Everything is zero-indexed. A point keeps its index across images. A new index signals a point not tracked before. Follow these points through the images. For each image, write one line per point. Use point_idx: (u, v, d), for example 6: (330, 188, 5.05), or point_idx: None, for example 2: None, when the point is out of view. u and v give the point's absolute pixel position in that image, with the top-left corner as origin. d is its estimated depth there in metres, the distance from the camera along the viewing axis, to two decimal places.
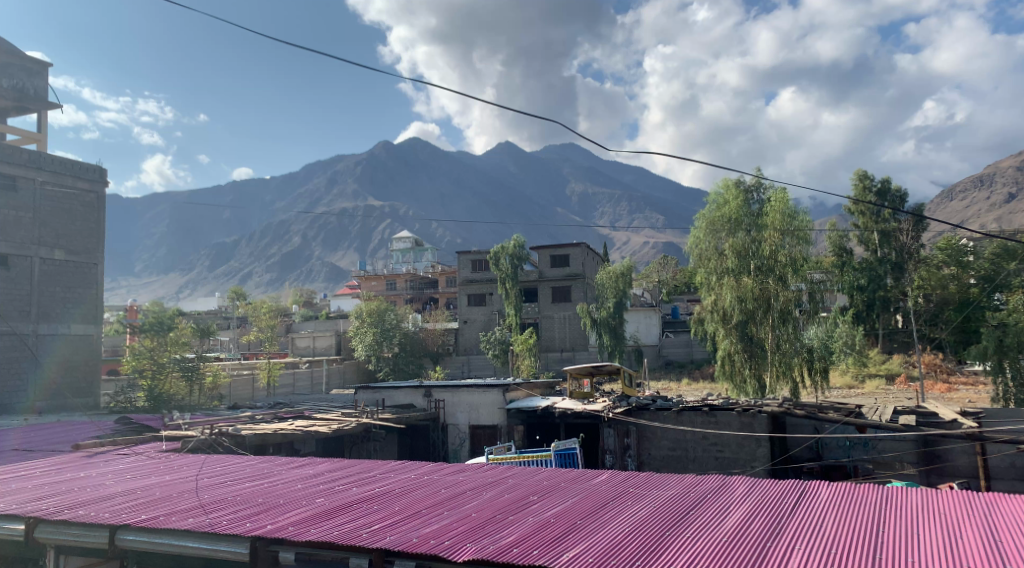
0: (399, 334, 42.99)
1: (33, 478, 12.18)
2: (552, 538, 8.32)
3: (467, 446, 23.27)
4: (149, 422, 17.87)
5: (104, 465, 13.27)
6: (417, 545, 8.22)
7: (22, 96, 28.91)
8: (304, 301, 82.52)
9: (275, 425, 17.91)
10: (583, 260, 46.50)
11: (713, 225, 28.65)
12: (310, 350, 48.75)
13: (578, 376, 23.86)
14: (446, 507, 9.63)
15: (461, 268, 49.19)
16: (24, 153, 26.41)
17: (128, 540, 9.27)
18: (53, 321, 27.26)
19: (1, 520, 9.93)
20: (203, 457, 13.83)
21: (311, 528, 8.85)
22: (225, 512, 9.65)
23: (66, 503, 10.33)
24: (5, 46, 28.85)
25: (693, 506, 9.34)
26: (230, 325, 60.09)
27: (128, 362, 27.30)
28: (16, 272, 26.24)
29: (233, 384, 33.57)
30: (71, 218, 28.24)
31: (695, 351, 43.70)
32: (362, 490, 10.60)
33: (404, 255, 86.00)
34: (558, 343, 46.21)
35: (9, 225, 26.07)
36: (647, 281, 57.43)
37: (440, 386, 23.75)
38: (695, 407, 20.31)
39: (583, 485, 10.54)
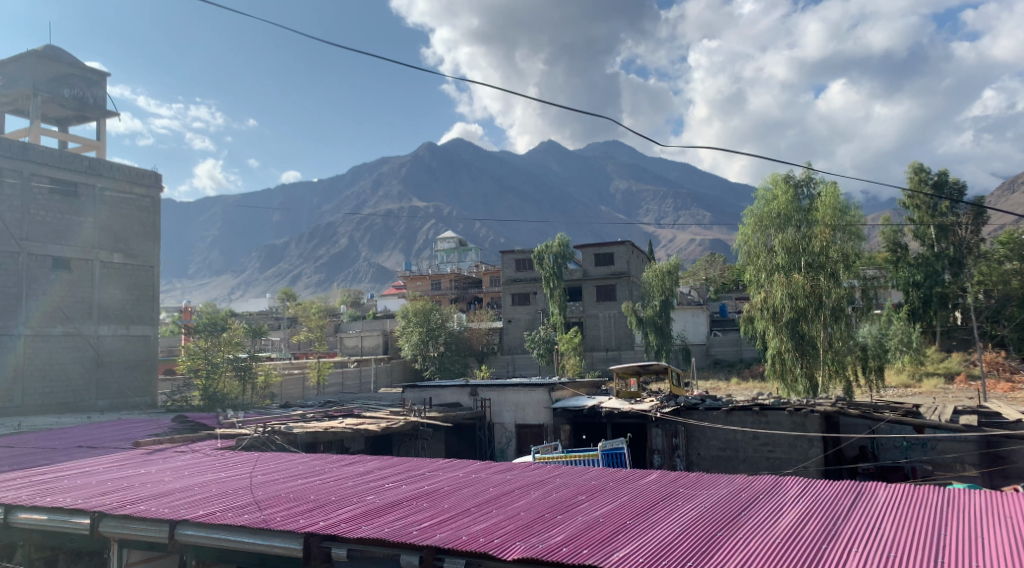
0: (445, 333, 43.28)
1: (97, 474, 12.64)
2: (602, 537, 8.27)
3: (513, 444, 23.31)
4: (205, 420, 18.34)
5: (163, 461, 13.70)
6: (468, 543, 8.26)
7: (82, 106, 29.91)
8: (351, 301, 83.75)
9: (325, 423, 18.22)
10: (628, 258, 46.14)
11: (762, 221, 28.09)
12: (358, 349, 49.47)
13: (624, 376, 23.73)
14: (495, 505, 9.67)
15: (505, 267, 49.21)
16: (84, 160, 27.35)
17: (185, 535, 9.48)
18: (112, 322, 28.21)
19: (69, 514, 10.29)
20: (255, 455, 14.11)
21: (362, 525, 8.97)
22: (279, 508, 9.85)
23: (128, 499, 10.63)
24: (66, 58, 29.90)
25: (744, 507, 9.18)
26: (280, 326, 61.35)
27: (184, 363, 28.09)
28: (79, 275, 27.21)
29: (284, 383, 34.27)
30: (128, 223, 29.18)
31: (745, 350, 42.99)
32: (411, 488, 10.70)
33: (449, 255, 86.55)
34: (603, 342, 45.97)
35: (72, 230, 27.04)
36: (694, 279, 56.72)
37: (486, 385, 23.83)
38: (746, 407, 19.95)
39: (631, 484, 10.48)
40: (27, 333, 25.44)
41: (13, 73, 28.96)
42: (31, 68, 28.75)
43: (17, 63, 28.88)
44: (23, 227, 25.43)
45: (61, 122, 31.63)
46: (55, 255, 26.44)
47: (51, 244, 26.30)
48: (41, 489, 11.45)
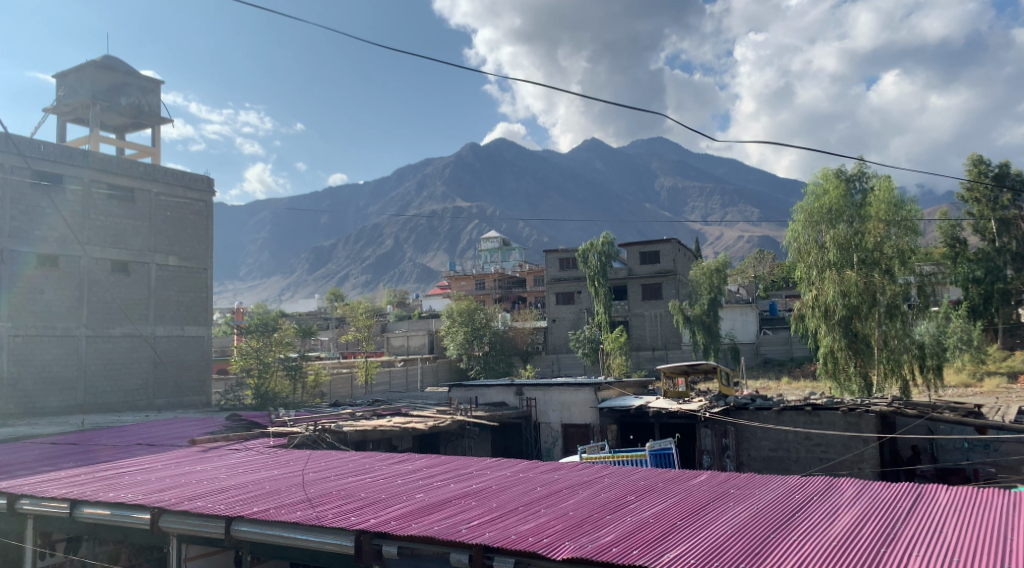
0: (489, 333, 43.44)
1: (156, 471, 13.01)
2: (653, 538, 8.19)
3: (560, 444, 23.27)
4: (258, 419, 18.75)
5: (218, 459, 14.04)
6: (517, 542, 8.26)
7: (138, 114, 30.87)
8: (397, 301, 84.64)
9: (374, 421, 18.45)
10: (674, 256, 45.66)
11: (812, 217, 27.51)
12: (405, 349, 50.01)
13: (672, 375, 23.52)
14: (543, 504, 9.65)
15: (549, 267, 49.15)
16: (140, 165, 28.15)
17: (240, 531, 9.67)
18: (168, 323, 29.04)
19: (131, 509, 10.58)
20: (307, 453, 14.36)
21: (411, 523, 9.04)
22: (331, 506, 10.00)
23: (186, 495, 10.92)
24: (122, 67, 30.89)
25: (799, 508, 8.99)
26: (328, 326, 62.39)
27: (237, 362, 28.79)
28: (136, 278, 28.07)
29: (333, 382, 34.84)
30: (182, 226, 29.99)
31: (795, 349, 42.14)
32: (459, 487, 10.76)
33: (492, 255, 86.80)
34: (649, 341, 45.59)
35: (129, 234, 27.88)
36: (743, 277, 55.84)
37: (532, 385, 23.86)
38: (797, 406, 19.59)
39: (682, 485, 10.35)
40: (89, 334, 26.36)
41: (73, 83, 30.05)
42: (90, 78, 29.71)
43: (78, 72, 29.97)
44: (83, 232, 26.36)
45: (118, 130, 32.72)
46: (114, 258, 27.31)
47: (110, 248, 27.19)
48: (104, 485, 11.82)
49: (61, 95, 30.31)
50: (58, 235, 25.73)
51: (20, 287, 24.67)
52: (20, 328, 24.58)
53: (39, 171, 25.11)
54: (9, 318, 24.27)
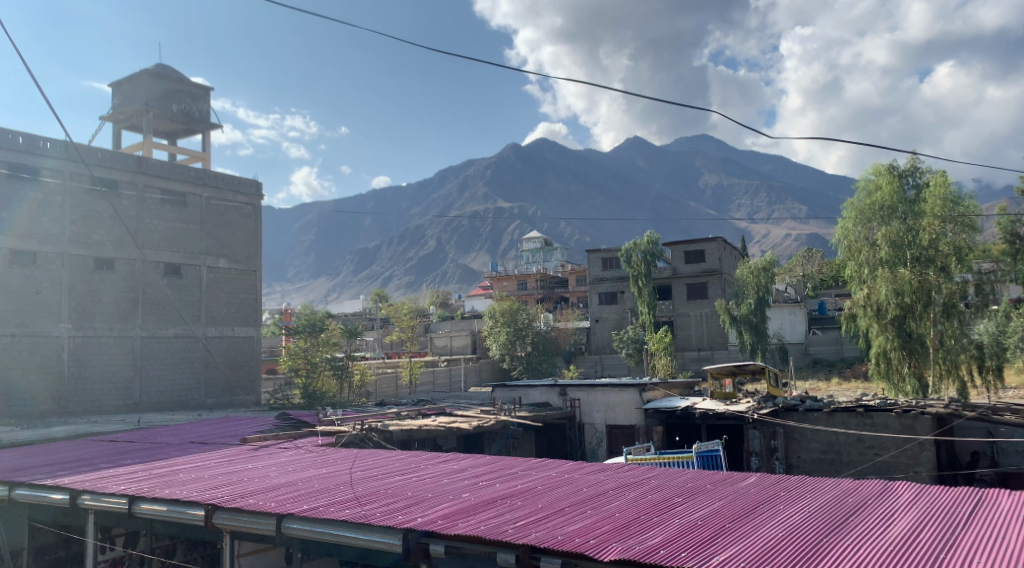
0: (532, 333, 43.46)
1: (208, 468, 13.33)
2: (701, 540, 8.07)
3: (604, 445, 23.11)
4: (306, 418, 19.05)
5: (269, 457, 14.32)
6: (564, 543, 8.21)
7: (189, 120, 31.72)
8: (440, 302, 85.19)
9: (420, 421, 18.56)
10: (720, 255, 45.03)
11: (864, 214, 27.12)
12: (448, 349, 50.35)
13: (719, 376, 23.21)
14: (589, 505, 9.60)
15: (592, 266, 48.93)
16: (191, 170, 28.90)
17: (291, 528, 9.82)
18: (219, 324, 29.74)
19: (186, 506, 10.84)
20: (353, 452, 14.54)
21: (458, 522, 9.08)
22: (379, 504, 10.11)
23: (238, 493, 11.15)
24: (174, 75, 31.79)
25: (853, 512, 8.78)
26: (372, 326, 63.13)
27: (285, 362, 29.41)
28: (188, 280, 28.81)
29: (378, 382, 35.26)
30: (233, 229, 30.68)
31: (846, 349, 41.19)
32: (505, 487, 10.77)
33: (534, 255, 86.74)
34: (694, 341, 45.07)
35: (181, 237, 28.61)
36: (791, 276, 54.82)
37: (576, 386, 23.77)
38: (849, 407, 19.23)
39: (730, 487, 10.18)
40: (144, 334, 27.14)
41: (127, 91, 30.98)
42: (143, 86, 30.59)
43: (132, 81, 30.88)
44: (137, 236, 27.17)
45: (170, 136, 33.63)
46: (166, 261, 28.06)
47: (163, 251, 27.93)
48: (159, 482, 12.15)
49: (116, 104, 31.28)
50: (114, 239, 26.56)
51: (79, 289, 25.54)
52: (79, 329, 25.43)
53: (95, 177, 25.95)
54: (68, 320, 25.12)
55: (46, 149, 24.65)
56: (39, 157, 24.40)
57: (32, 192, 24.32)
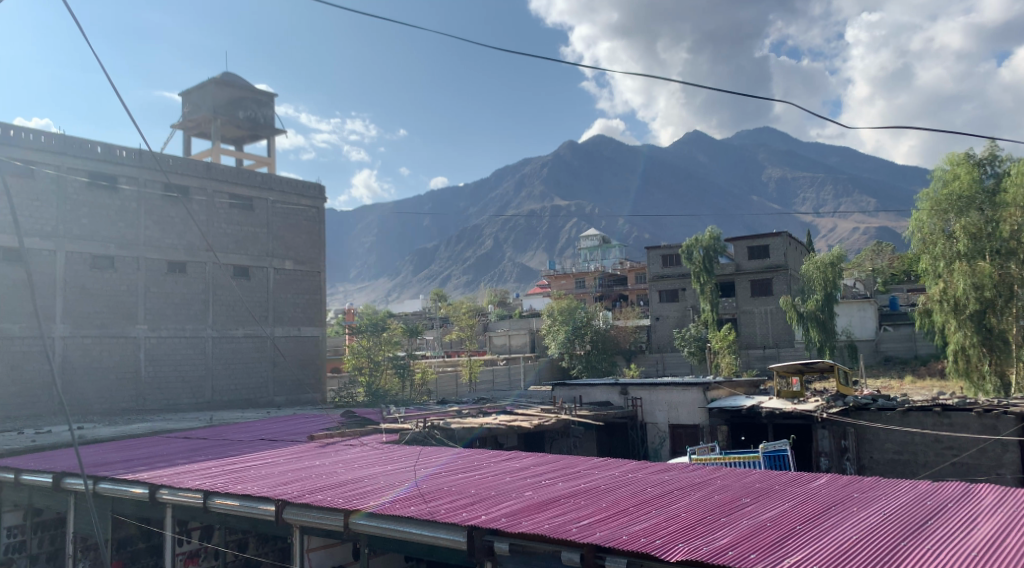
0: (591, 331, 43.27)
1: (279, 465, 13.70)
2: (772, 542, 7.86)
3: (667, 444, 22.81)
4: (370, 415, 19.39)
5: (336, 453, 14.64)
6: (630, 542, 8.10)
7: (254, 126, 32.66)
8: (497, 301, 85.41)
9: (481, 419, 18.65)
10: (785, 250, 43.83)
11: (939, 205, 26.05)
12: (507, 348, 50.59)
13: (786, 374, 22.69)
14: (654, 505, 9.48)
15: (651, 264, 48.31)
16: (257, 175, 29.76)
17: (358, 524, 9.97)
18: (286, 324, 30.60)
19: (258, 501, 11.13)
20: (417, 449, 14.75)
21: (522, 520, 9.08)
22: (443, 501, 10.20)
23: (307, 489, 11.41)
24: (240, 83, 32.78)
25: (932, 515, 8.42)
26: (432, 325, 63.90)
27: (349, 361, 30.15)
28: (256, 281, 29.70)
29: (439, 380, 35.68)
30: (297, 231, 31.47)
31: (920, 346, 39.67)
32: (568, 486, 10.72)
33: (592, 253, 86.38)
34: (759, 339, 44.16)
35: (249, 240, 29.48)
36: (860, 270, 53.21)
37: (637, 384, 23.46)
38: (925, 408, 18.49)
39: (800, 488, 9.90)
40: (215, 334, 28.08)
41: (196, 100, 32.06)
42: (211, 94, 31.61)
43: (200, 90, 31.94)
44: (207, 239, 28.13)
45: (237, 142, 34.68)
46: (235, 263, 28.96)
47: (232, 253, 28.84)
48: (233, 478, 12.52)
49: (186, 112, 32.41)
50: (185, 243, 27.55)
51: (154, 291, 26.56)
52: (155, 329, 26.45)
53: (167, 183, 26.99)
54: (145, 321, 26.15)
55: (122, 157, 25.74)
56: (116, 165, 25.49)
57: (110, 199, 25.45)
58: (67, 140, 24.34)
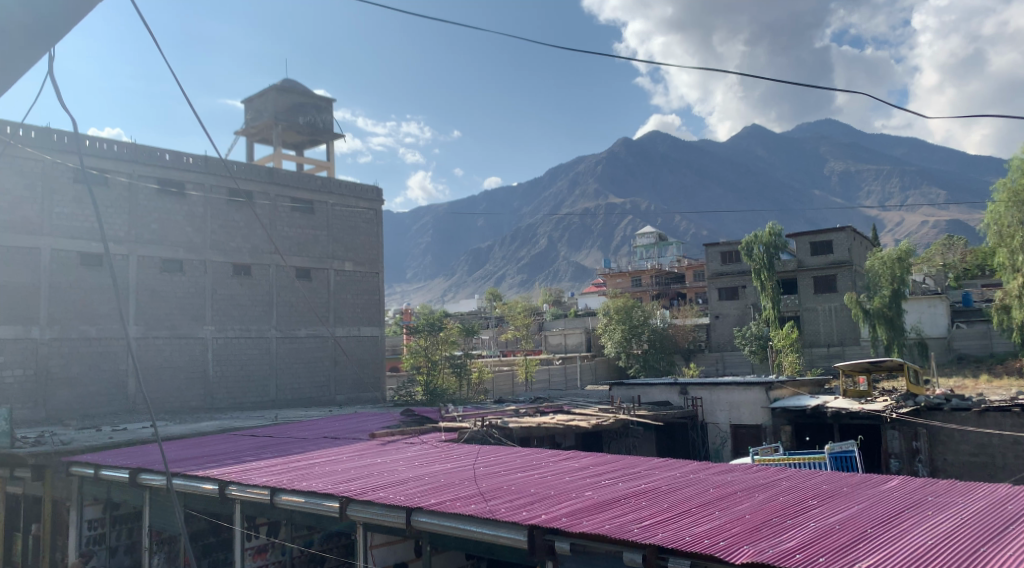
0: (648, 330, 42.87)
1: (342, 462, 13.99)
2: (841, 546, 7.64)
3: (729, 445, 22.30)
4: (429, 414, 19.63)
5: (397, 452, 14.86)
6: (692, 543, 7.97)
7: (314, 131, 33.36)
8: (552, 301, 85.22)
9: (538, 419, 18.51)
10: (849, 245, 42.69)
11: (1017, 197, 25.03)
12: (562, 347, 50.51)
13: (852, 373, 22.20)
14: (717, 507, 9.31)
15: (710, 261, 47.53)
16: (318, 179, 30.43)
17: (420, 521, 10.09)
18: (346, 324, 31.26)
19: (323, 498, 11.34)
20: (476, 447, 14.88)
21: (582, 520, 9.03)
22: (503, 500, 10.23)
23: (369, 486, 11.61)
24: (300, 89, 33.59)
25: (1014, 520, 8.07)
26: (488, 325, 64.28)
27: (407, 360, 30.61)
28: (317, 283, 30.39)
29: (496, 378, 35.92)
30: (356, 233, 32.08)
31: (996, 343, 38.03)
32: (628, 487, 10.63)
33: (648, 250, 85.44)
34: (823, 337, 42.92)
35: (310, 243, 30.17)
36: (930, 266, 51.30)
37: (697, 384, 22.96)
38: (1003, 408, 18.90)
39: (869, 490, 9.61)
40: (278, 335, 28.87)
41: (259, 107, 32.97)
42: (273, 101, 32.50)
43: (262, 97, 32.84)
44: (271, 242, 28.92)
45: (298, 147, 35.53)
46: (298, 265, 29.66)
47: (294, 256, 29.58)
48: (298, 475, 12.82)
49: (249, 119, 33.37)
50: (250, 246, 28.35)
51: (220, 294, 27.38)
52: (222, 330, 27.27)
53: (232, 189, 27.84)
54: (212, 322, 27.00)
55: (189, 164, 26.62)
56: (183, 171, 26.41)
57: (178, 205, 26.38)
58: (138, 149, 25.32)
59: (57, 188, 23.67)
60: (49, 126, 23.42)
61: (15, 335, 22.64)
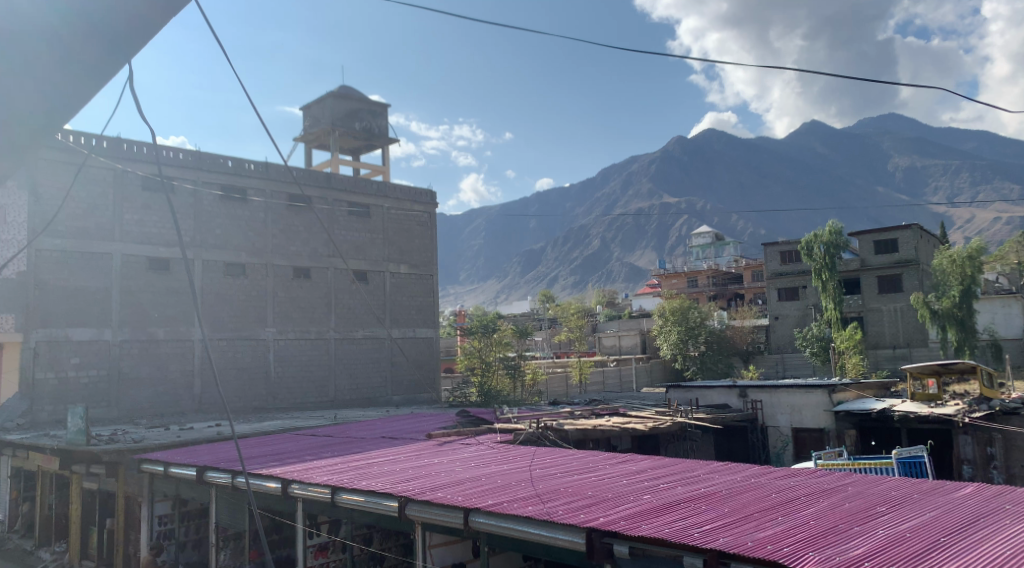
0: (705, 332, 42.25)
1: (400, 462, 14.20)
2: (913, 554, 7.38)
3: (790, 449, 21.76)
4: (484, 415, 19.79)
5: (454, 452, 15.00)
6: (755, 549, 7.79)
7: (370, 136, 33.92)
8: (606, 301, 84.77)
9: (594, 421, 18.35)
10: (916, 243, 41.05)
11: None
12: (617, 348, 50.20)
13: (920, 375, 21.64)
14: (780, 512, 9.10)
15: (768, 261, 46.56)
16: (373, 183, 30.91)
17: (478, 522, 10.14)
18: (402, 326, 31.74)
19: (382, 498, 11.51)
20: (532, 449, 14.90)
21: (641, 524, 8.93)
22: (560, 502, 10.21)
23: (426, 486, 11.74)
24: (356, 95, 34.20)
25: None
26: (541, 326, 64.33)
27: (462, 361, 30.88)
28: (374, 285, 30.91)
29: (550, 380, 35.97)
30: (411, 236, 32.52)
31: None
32: (688, 490, 10.48)
33: (704, 250, 84.20)
34: (888, 338, 41.61)
35: (367, 246, 30.65)
36: (1003, 264, 49.20)
37: (756, 387, 22.45)
38: None
39: (941, 498, 9.25)
40: (337, 336, 29.45)
41: (317, 113, 33.70)
42: (331, 107, 33.16)
43: (320, 104, 33.54)
44: (330, 246, 29.55)
45: (354, 152, 36.18)
46: (356, 268, 30.17)
47: (352, 259, 30.10)
48: (358, 475, 13.05)
49: (308, 125, 34.18)
50: (309, 249, 29.00)
51: (281, 296, 28.08)
52: (282, 332, 27.93)
53: (291, 194, 28.55)
54: (274, 324, 27.69)
55: (250, 170, 27.40)
56: (246, 178, 27.21)
57: (241, 210, 27.17)
58: (202, 157, 26.08)
59: (126, 196, 24.65)
60: (119, 136, 24.36)
61: (90, 337, 23.63)
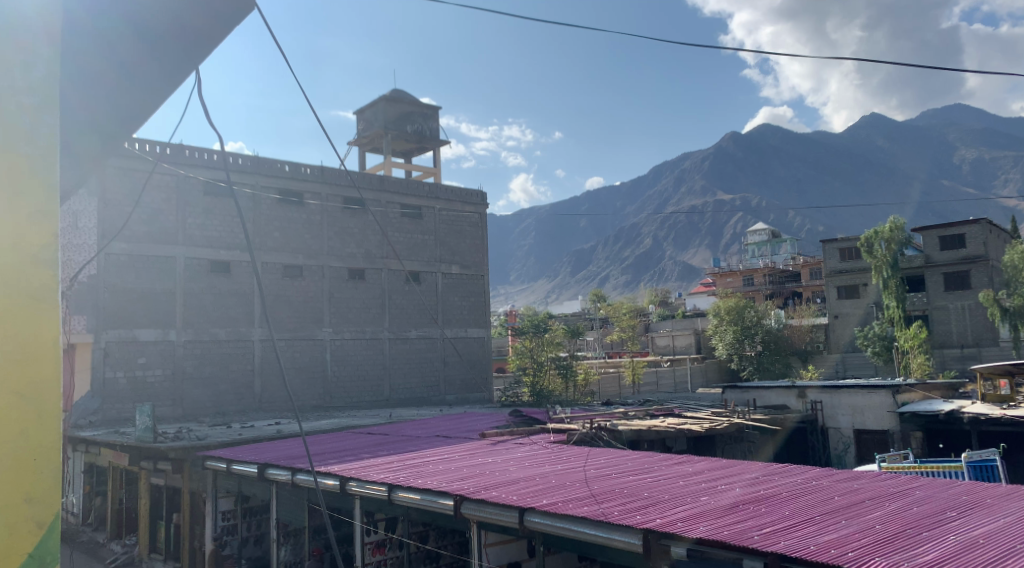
0: (762, 331, 41.39)
1: (454, 461, 14.31)
2: (987, 561, 7.09)
3: (852, 451, 21.18)
4: (537, 414, 19.83)
5: (507, 451, 15.05)
6: (818, 553, 7.59)
7: (422, 139, 34.33)
8: (658, 301, 83.81)
9: (649, 422, 18.19)
10: (984, 238, 39.56)
11: None
12: (670, 349, 49.62)
13: (991, 376, 20.83)
14: (844, 515, 8.86)
15: (828, 258, 45.51)
16: (425, 185, 31.25)
17: (533, 522, 10.13)
18: (454, 326, 32.02)
19: (438, 496, 11.60)
20: (586, 449, 14.86)
21: (700, 526, 8.78)
22: (615, 503, 10.14)
23: (481, 485, 11.78)
24: (408, 98, 34.63)
25: None
26: (594, 326, 64.03)
27: (514, 361, 30.96)
28: (427, 285, 31.24)
29: (602, 381, 35.84)
30: (462, 237, 32.75)
31: None
32: (747, 493, 10.28)
33: (759, 249, 82.59)
34: (955, 337, 40.09)
35: (420, 247, 30.99)
36: None
37: (816, 388, 21.93)
38: None
39: (1016, 503, 8.87)
40: (391, 336, 29.87)
41: (370, 117, 34.24)
42: (383, 110, 33.63)
43: (373, 108, 34.11)
44: (384, 248, 29.99)
45: (406, 155, 36.64)
46: (410, 269, 30.56)
47: (407, 260, 30.50)
48: (414, 473, 13.19)
49: (361, 129, 34.73)
50: (364, 250, 29.50)
51: (337, 297, 28.61)
52: (339, 332, 28.48)
53: (347, 197, 29.11)
54: (330, 324, 28.26)
55: (307, 174, 27.96)
56: (302, 182, 27.81)
57: (297, 213, 27.75)
58: (260, 162, 26.71)
59: (188, 201, 25.41)
60: (182, 144, 25.11)
61: (156, 337, 24.46)
